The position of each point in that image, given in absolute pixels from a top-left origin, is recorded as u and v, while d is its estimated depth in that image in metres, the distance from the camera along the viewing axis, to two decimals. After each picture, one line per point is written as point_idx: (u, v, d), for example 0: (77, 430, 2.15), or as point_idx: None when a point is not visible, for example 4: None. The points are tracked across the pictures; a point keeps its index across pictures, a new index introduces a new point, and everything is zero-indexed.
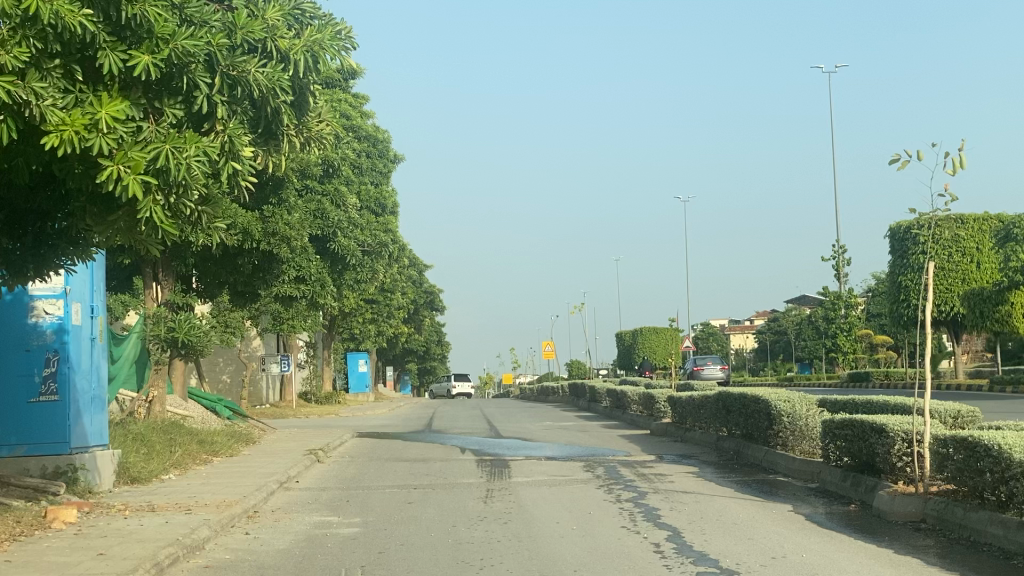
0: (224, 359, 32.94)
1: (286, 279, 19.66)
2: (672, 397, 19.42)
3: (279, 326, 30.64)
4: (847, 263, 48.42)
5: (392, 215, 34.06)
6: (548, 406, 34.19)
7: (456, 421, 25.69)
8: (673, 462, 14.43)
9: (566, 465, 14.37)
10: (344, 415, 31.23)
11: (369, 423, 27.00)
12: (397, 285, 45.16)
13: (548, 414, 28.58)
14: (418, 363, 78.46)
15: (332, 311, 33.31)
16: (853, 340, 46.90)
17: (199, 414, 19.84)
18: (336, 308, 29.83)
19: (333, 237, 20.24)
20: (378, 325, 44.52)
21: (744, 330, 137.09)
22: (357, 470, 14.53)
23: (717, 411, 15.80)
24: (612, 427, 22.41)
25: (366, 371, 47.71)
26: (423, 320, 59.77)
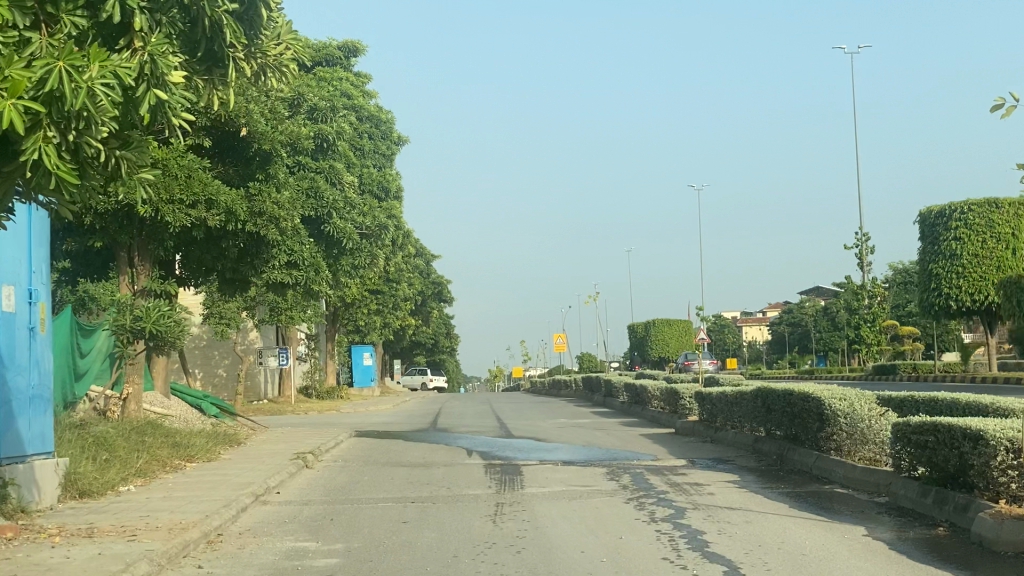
0: (219, 352, 31.26)
1: (276, 264, 17.91)
2: (700, 392, 17.66)
3: (276, 317, 28.96)
4: (871, 251, 46.57)
5: (397, 200, 32.32)
6: (561, 401, 32.48)
7: (464, 418, 23.99)
8: (708, 469, 12.70)
9: (586, 472, 12.66)
10: (346, 411, 29.56)
11: (372, 420, 25.28)
12: (403, 276, 43.45)
13: (563, 411, 26.88)
14: (426, 356, 76.85)
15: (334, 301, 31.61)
16: (878, 331, 45.11)
17: (181, 412, 18.15)
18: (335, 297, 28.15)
19: (328, 218, 18.49)
20: (384, 317, 42.84)
21: (758, 321, 135.11)
22: (349, 477, 12.82)
23: (755, 409, 14.03)
24: (633, 426, 20.68)
25: (371, 365, 46.04)
26: (431, 312, 58.08)
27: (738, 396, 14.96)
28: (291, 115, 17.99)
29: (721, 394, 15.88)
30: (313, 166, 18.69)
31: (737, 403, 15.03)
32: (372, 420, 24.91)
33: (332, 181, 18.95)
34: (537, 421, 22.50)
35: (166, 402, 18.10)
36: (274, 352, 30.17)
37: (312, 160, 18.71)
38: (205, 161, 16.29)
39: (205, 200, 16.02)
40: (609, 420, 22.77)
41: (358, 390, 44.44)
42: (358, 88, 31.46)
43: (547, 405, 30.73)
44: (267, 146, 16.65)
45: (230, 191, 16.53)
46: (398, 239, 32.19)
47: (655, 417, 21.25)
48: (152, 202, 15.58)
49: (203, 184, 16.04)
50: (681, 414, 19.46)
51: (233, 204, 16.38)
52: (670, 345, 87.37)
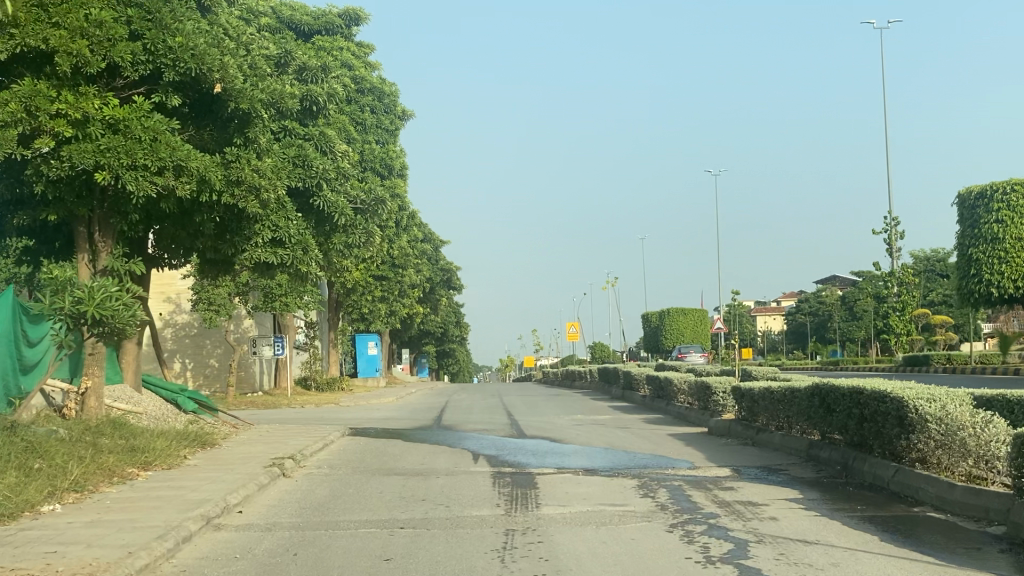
0: (211, 340, 29.34)
1: (259, 241, 15.84)
2: (738, 388, 15.56)
3: (269, 304, 27.01)
4: (900, 236, 44.36)
5: (401, 179, 30.26)
6: (576, 394, 30.47)
7: (472, 414, 21.96)
8: (760, 482, 10.62)
9: (614, 484, 10.59)
10: (345, 404, 27.56)
11: (370, 415, 23.28)
12: (409, 261, 41.37)
13: (580, 405, 24.84)
14: (435, 344, 74.87)
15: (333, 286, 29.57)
16: (908, 320, 42.97)
17: (151, 409, 16.13)
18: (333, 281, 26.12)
19: (316, 191, 16.39)
20: (390, 304, 40.80)
21: (772, 311, 132.85)
22: (332, 490, 10.78)
23: (812, 411, 11.92)
24: (658, 424, 18.61)
25: (376, 354, 44.09)
26: (440, 300, 56.03)
27: (788, 391, 12.89)
28: (273, 73, 15.96)
29: (766, 391, 13.81)
30: (301, 131, 16.62)
31: (786, 400, 12.97)
32: (372, 416, 22.93)
33: (323, 149, 16.86)
34: (552, 417, 20.43)
35: (135, 396, 16.08)
36: (268, 340, 28.24)
37: (299, 125, 16.64)
38: (174, 122, 14.28)
39: (174, 166, 13.99)
40: (630, 416, 20.70)
41: (363, 381, 42.48)
42: (359, 59, 29.39)
43: (562, 399, 28.69)
44: (246, 105, 14.64)
45: (202, 155, 14.51)
46: (402, 220, 30.18)
47: (684, 414, 19.19)
48: (111, 169, 13.55)
49: (171, 147, 14.01)
50: (714, 410, 17.42)
51: (207, 171, 14.35)
52: (685, 336, 85.36)
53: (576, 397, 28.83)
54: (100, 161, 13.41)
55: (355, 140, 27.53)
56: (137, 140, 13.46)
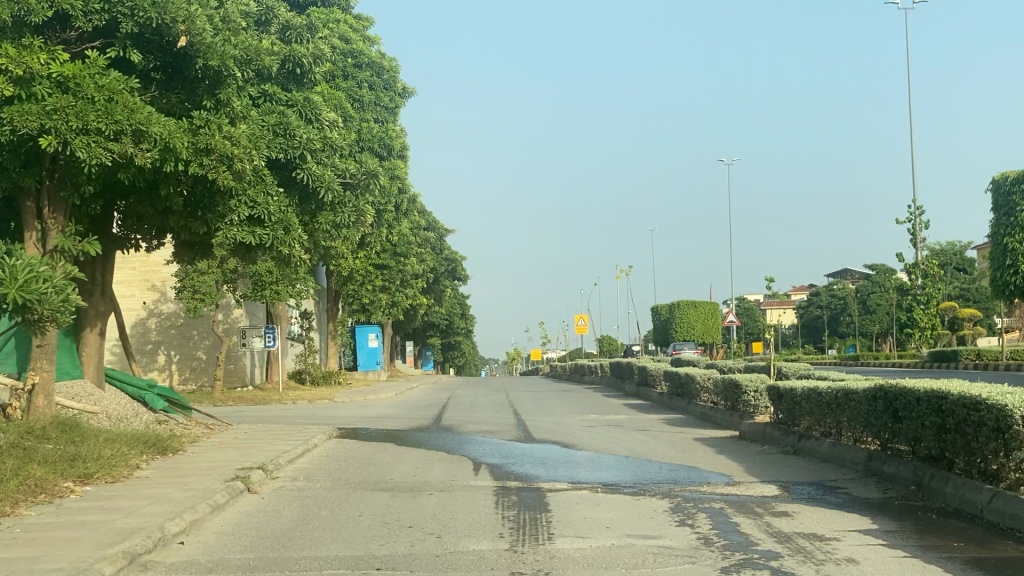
0: (199, 332, 27.60)
1: (235, 219, 14.03)
2: (774, 388, 13.72)
3: (259, 292, 25.22)
4: (925, 227, 42.40)
5: (401, 160, 28.43)
6: (586, 390, 28.62)
7: (476, 412, 20.18)
8: (818, 505, 8.80)
9: (640, 506, 8.77)
10: (340, 400, 25.77)
11: (365, 413, 21.51)
12: (411, 250, 39.51)
13: (591, 403, 23.03)
14: (440, 337, 73.02)
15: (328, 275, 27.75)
16: (932, 315, 41.00)
17: (113, 407, 14.35)
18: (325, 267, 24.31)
19: (298, 162, 14.58)
20: (391, 295, 38.97)
21: (782, 305, 130.89)
22: (302, 511, 8.97)
23: (875, 418, 10.07)
24: (681, 426, 16.77)
25: (377, 347, 42.25)
26: (445, 291, 54.20)
27: (840, 393, 11.07)
28: (249, 28, 14.14)
29: (812, 391, 11.97)
30: (283, 97, 14.81)
31: (838, 403, 11.15)
32: (367, 413, 21.15)
33: (309, 116, 15.04)
34: (561, 417, 18.62)
35: (94, 393, 14.30)
36: (259, 332, 26.46)
37: (281, 89, 14.81)
38: (133, 81, 12.48)
39: (133, 131, 12.17)
40: (648, 417, 18.88)
41: (363, 374, 40.67)
42: (357, 31, 27.55)
43: (572, 395, 26.87)
44: (215, 62, 12.82)
45: (166, 120, 12.70)
46: (401, 205, 28.36)
47: (708, 415, 17.37)
48: (57, 134, 11.75)
49: (129, 108, 12.18)
50: (744, 412, 15.61)
51: (172, 137, 12.53)
52: (696, 329, 83.46)
53: (587, 394, 27.03)
54: (45, 124, 11.60)
55: (351, 116, 25.71)
56: (83, 101, 11.66)
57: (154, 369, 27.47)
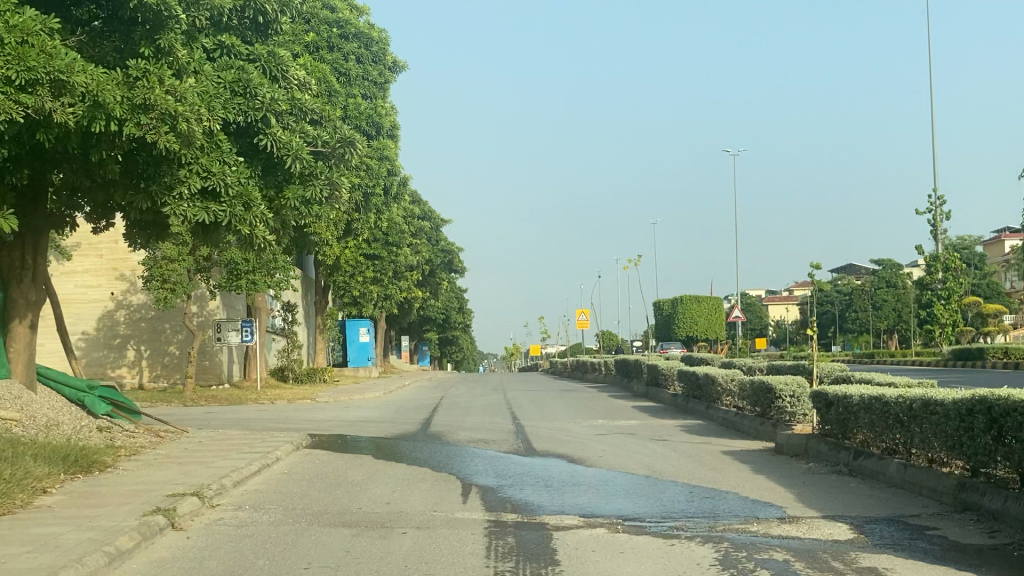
0: (171, 325, 25.45)
1: (185, 191, 11.91)
2: (818, 393, 11.57)
3: (233, 283, 23.07)
4: (947, 217, 40.20)
5: (391, 140, 26.29)
6: (590, 389, 26.45)
7: (470, 416, 18.03)
8: (913, 555, 6.67)
9: (678, 557, 6.62)
10: (322, 400, 23.61)
11: (347, 416, 19.39)
12: (404, 239, 37.33)
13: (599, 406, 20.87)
14: (437, 332, 70.83)
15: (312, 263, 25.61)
16: (954, 310, 38.81)
17: (43, 412, 12.20)
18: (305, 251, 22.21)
19: (260, 127, 12.48)
20: (383, 286, 36.81)
21: (785, 300, 128.92)
22: (233, 559, 6.82)
23: (969, 436, 7.94)
24: (704, 435, 14.61)
25: (369, 342, 40.06)
26: (441, 284, 52.02)
27: (915, 405, 8.94)
28: None
29: (874, 399, 9.84)
30: (243, 50, 12.73)
31: (912, 416, 9.03)
32: (350, 417, 19.00)
33: (273, 73, 12.97)
34: (565, 423, 16.46)
35: (22, 395, 12.17)
36: (235, 326, 24.30)
37: (239, 40, 12.73)
38: (53, 21, 10.38)
39: (51, 81, 10.04)
40: (664, 422, 16.76)
41: (353, 371, 38.54)
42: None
43: (574, 395, 24.71)
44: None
45: (95, 70, 10.59)
46: (391, 187, 26.22)
47: (733, 421, 15.22)
48: None
49: (46, 53, 10.04)
50: (778, 420, 13.48)
51: (101, 90, 10.41)
52: (699, 324, 81.42)
53: (590, 394, 24.88)
54: None
55: (335, 90, 23.62)
56: None
57: (123, 365, 25.36)
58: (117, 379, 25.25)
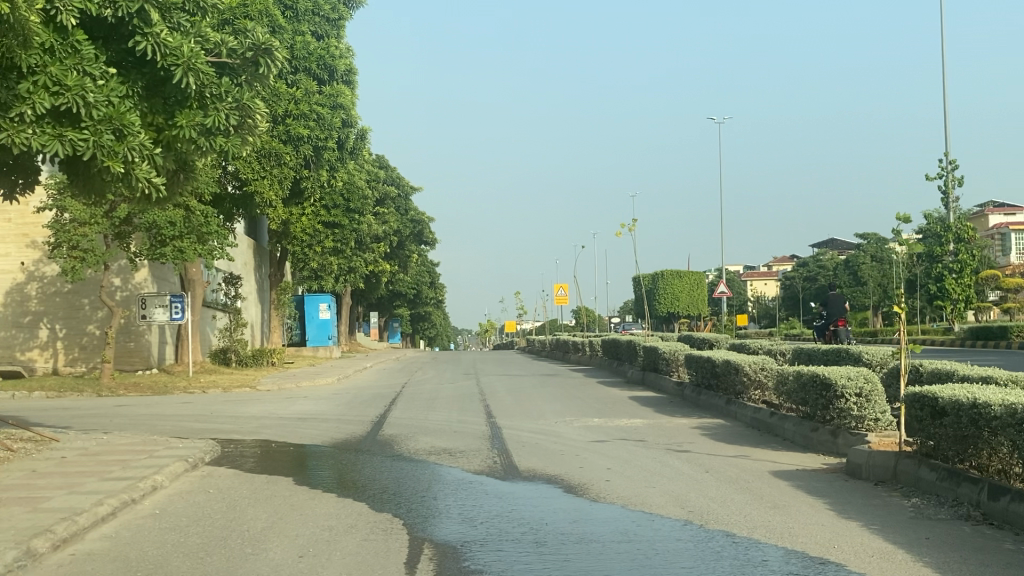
0: (91, 301, 22.03)
1: (27, 112, 8.44)
2: (912, 394, 8.27)
3: (156, 250, 19.55)
4: (960, 182, 36.97)
5: (345, 84, 22.93)
6: (574, 375, 23.09)
7: (435, 413, 14.66)
8: None
9: None
10: (263, 388, 20.14)
11: (285, 411, 15.94)
12: (368, 205, 33.85)
13: (591, 397, 17.51)
14: (408, 309, 67.25)
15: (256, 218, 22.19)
16: (966, 285, 35.61)
17: None
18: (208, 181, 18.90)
19: (137, 22, 9.03)
20: (345, 258, 33.33)
21: (765, 276, 125.98)
22: None
23: None
24: (734, 442, 11.29)
25: (330, 319, 36.50)
26: (410, 257, 48.51)
27: None
28: None
29: None
30: None
31: None
32: (287, 413, 15.55)
33: None
34: (551, 423, 13.08)
35: None
36: (162, 301, 20.89)
37: None
38: None
39: None
40: (675, 422, 13.40)
41: (312, 352, 35.08)
42: None
43: (557, 382, 21.38)
44: None
45: None
46: (346, 140, 22.81)
47: (767, 423, 11.89)
48: None
49: None
50: (840, 426, 10.18)
51: None
52: (680, 300, 78.29)
53: (576, 381, 21.47)
54: None
55: (281, 25, 20.33)
56: None
57: (34, 348, 21.84)
58: (27, 364, 21.74)
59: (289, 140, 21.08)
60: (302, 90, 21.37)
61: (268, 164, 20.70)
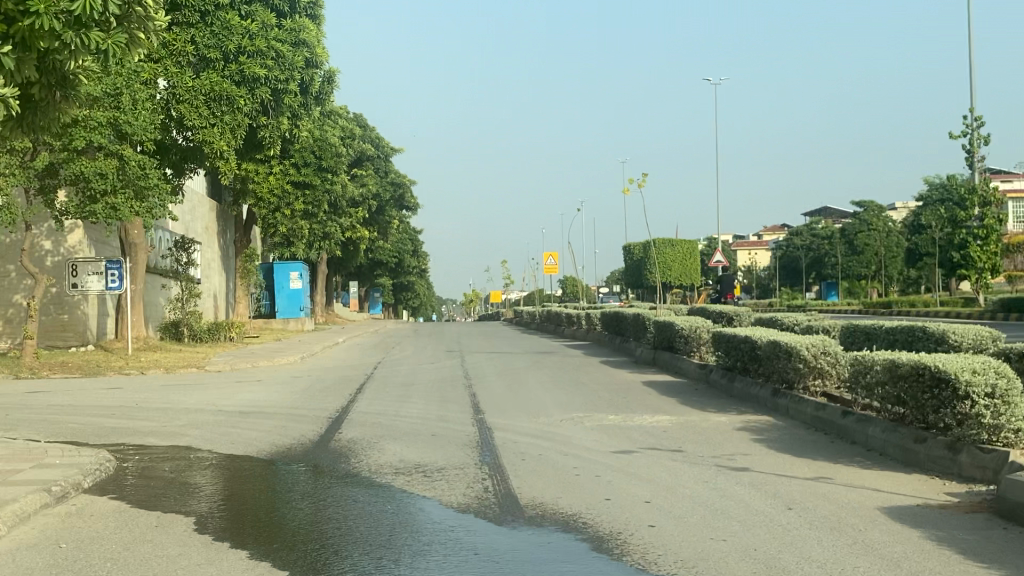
0: (15, 267, 19.19)
1: None
2: None
3: (85, 208, 16.70)
4: (984, 143, 34.10)
5: (310, 19, 20.12)
6: (572, 353, 20.26)
7: (409, 406, 11.84)
8: None
9: None
10: (210, 368, 17.30)
11: (228, 400, 13.08)
12: (342, 165, 30.93)
13: (598, 382, 14.71)
14: (390, 278, 64.24)
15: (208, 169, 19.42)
16: (992, 254, 32.81)
17: None
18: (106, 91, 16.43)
19: None
20: (315, 222, 30.40)
21: (756, 245, 123.32)
22: None
23: None
24: (804, 451, 8.52)
25: (302, 289, 33.56)
26: (391, 223, 45.55)
27: None
28: None
29: None
30: None
31: None
32: (228, 403, 12.69)
33: None
34: (557, 424, 10.26)
35: None
36: (97, 267, 17.95)
37: None
38: None
39: None
40: (713, 419, 10.60)
41: (282, 325, 32.21)
42: None
43: (554, 361, 18.58)
44: None
45: None
46: (312, 84, 20.00)
47: (841, 428, 9.09)
48: None
49: None
50: (961, 439, 7.37)
51: None
52: (672, 269, 75.51)
53: (576, 360, 18.66)
54: None
55: None
56: None
57: None
58: None
59: (243, 81, 18.20)
60: (260, 23, 18.46)
61: (219, 109, 17.86)
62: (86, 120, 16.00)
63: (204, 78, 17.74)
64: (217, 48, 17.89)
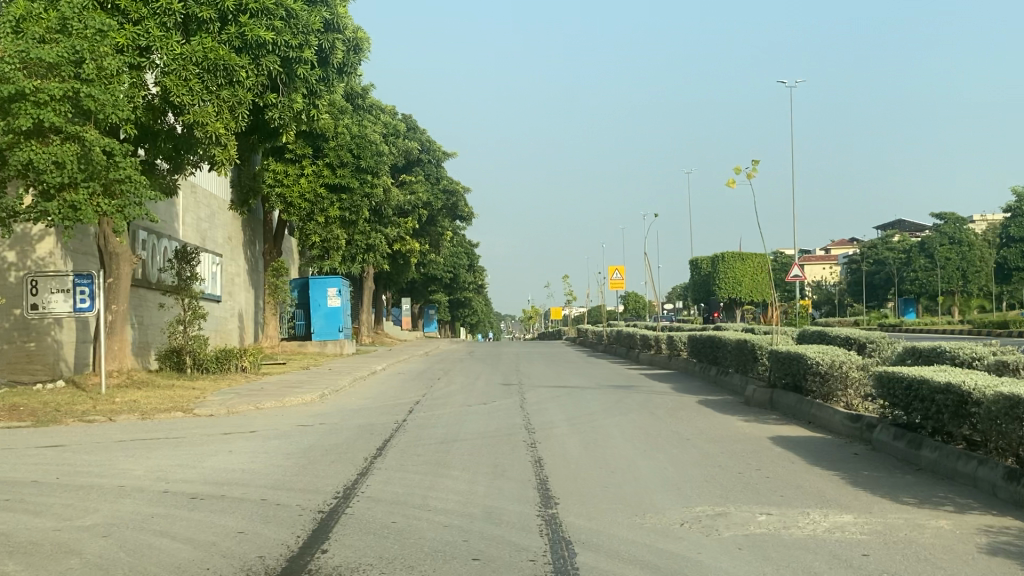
0: None
1: None
2: None
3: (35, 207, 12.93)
4: None
5: None
6: (659, 389, 16.27)
7: (447, 487, 7.90)
8: None
9: None
10: (201, 412, 13.45)
11: (190, 469, 9.21)
12: (384, 162, 27.19)
13: (712, 437, 10.70)
14: (444, 295, 60.41)
15: (204, 156, 15.71)
16: None
17: None
18: (68, 54, 12.59)
19: None
20: (354, 228, 26.65)
21: (825, 260, 118.55)
22: None
23: None
24: None
25: (342, 306, 29.71)
26: (443, 234, 41.73)
27: None
28: None
29: None
30: None
31: None
32: (186, 475, 8.83)
33: None
34: (680, 537, 6.29)
35: None
36: (62, 284, 14.25)
37: None
38: None
39: None
40: (928, 522, 6.58)
41: (319, 348, 28.43)
42: None
43: (641, 399, 14.62)
44: None
45: None
46: (331, 53, 16.35)
47: None
48: None
49: None
50: None
51: None
52: (743, 284, 71.13)
53: (666, 399, 14.64)
54: None
55: None
56: None
57: None
58: None
59: (245, 48, 14.56)
60: None
61: (213, 82, 14.30)
62: (36, 91, 12.18)
63: (194, 45, 14.00)
64: (210, 5, 14.10)
